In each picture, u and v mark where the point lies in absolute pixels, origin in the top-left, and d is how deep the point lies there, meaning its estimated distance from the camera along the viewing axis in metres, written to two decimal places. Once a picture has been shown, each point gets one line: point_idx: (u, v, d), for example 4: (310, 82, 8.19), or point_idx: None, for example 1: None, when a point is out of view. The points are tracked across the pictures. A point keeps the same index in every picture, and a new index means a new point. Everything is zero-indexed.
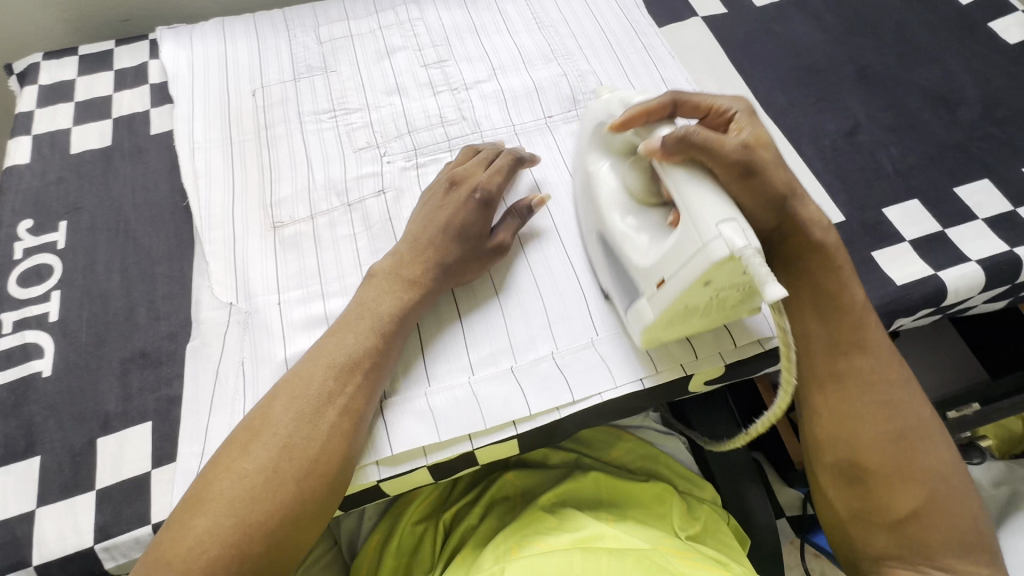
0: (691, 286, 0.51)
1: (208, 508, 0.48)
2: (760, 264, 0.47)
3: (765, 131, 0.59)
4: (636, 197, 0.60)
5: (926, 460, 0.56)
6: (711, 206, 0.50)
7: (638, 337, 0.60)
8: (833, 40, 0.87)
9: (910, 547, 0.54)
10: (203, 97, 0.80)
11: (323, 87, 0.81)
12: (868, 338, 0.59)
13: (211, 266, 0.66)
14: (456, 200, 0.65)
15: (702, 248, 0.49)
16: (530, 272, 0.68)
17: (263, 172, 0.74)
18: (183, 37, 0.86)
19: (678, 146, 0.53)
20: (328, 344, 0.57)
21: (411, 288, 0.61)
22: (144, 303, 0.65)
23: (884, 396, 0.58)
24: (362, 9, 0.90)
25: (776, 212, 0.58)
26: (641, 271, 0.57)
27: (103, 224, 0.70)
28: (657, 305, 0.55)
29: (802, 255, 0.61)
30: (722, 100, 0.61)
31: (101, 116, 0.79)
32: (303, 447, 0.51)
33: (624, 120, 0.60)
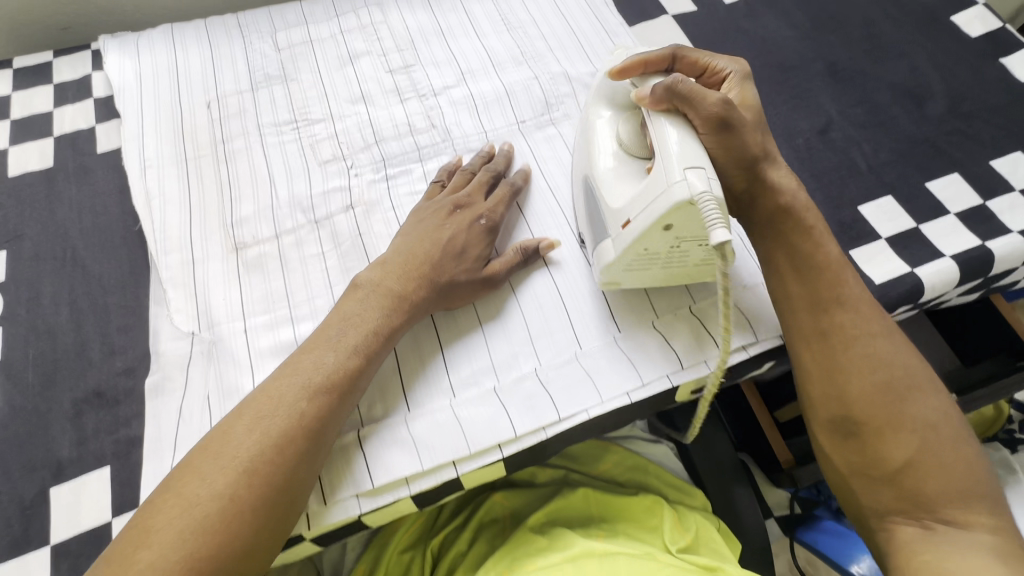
0: (650, 228, 0.54)
1: (152, 540, 0.44)
2: (715, 210, 0.49)
3: (752, 96, 0.64)
4: (625, 147, 0.62)
5: (915, 410, 0.54)
6: (682, 154, 0.53)
7: (598, 280, 0.62)
8: (802, 36, 0.87)
9: (910, 500, 0.53)
10: (153, 111, 0.75)
11: (282, 97, 0.77)
12: (846, 295, 0.58)
13: (168, 294, 0.62)
14: (461, 222, 0.64)
15: (666, 190, 0.51)
16: (509, 286, 0.66)
17: (222, 190, 0.70)
18: (128, 46, 0.81)
19: (665, 94, 0.56)
20: (306, 361, 0.54)
21: (393, 306, 0.58)
22: (97, 337, 0.60)
23: (869, 348, 0.56)
24: (321, 13, 0.86)
25: (746, 170, 0.59)
26: (611, 212, 0.59)
27: (47, 253, 0.65)
28: (620, 245, 0.57)
29: (780, 219, 0.61)
30: (721, 62, 0.67)
31: (41, 134, 0.74)
32: (265, 473, 0.48)
33: (620, 67, 0.63)
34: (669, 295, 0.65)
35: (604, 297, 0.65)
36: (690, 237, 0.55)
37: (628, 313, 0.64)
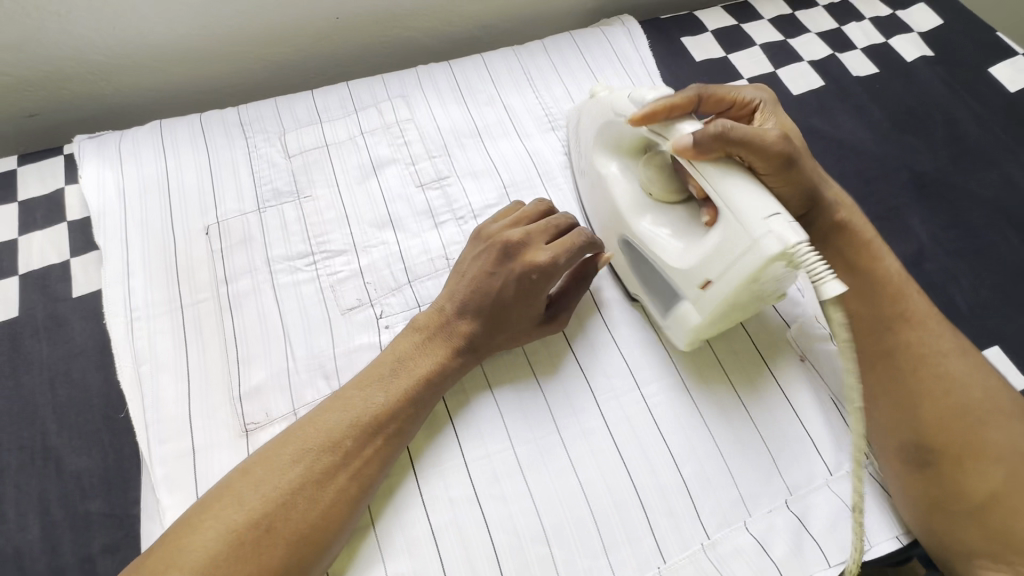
0: (741, 285, 0.50)
1: (182, 562, 0.43)
2: (816, 260, 0.46)
3: (788, 123, 0.63)
4: (654, 194, 0.59)
5: (999, 438, 0.52)
6: (754, 204, 0.48)
7: (677, 343, 0.59)
8: (882, 139, 0.78)
9: (1000, 542, 0.50)
10: (142, 240, 0.63)
11: (295, 220, 0.66)
12: (911, 310, 0.58)
13: (163, 500, 0.51)
14: (511, 275, 0.57)
15: (753, 245, 0.48)
16: (574, 473, 0.55)
17: (227, 349, 0.58)
18: (109, 152, 0.68)
19: (715, 142, 0.51)
20: (357, 396, 0.53)
21: (449, 356, 0.56)
22: (75, 560, 0.49)
23: (942, 368, 0.55)
24: (337, 107, 0.74)
25: (802, 200, 0.58)
26: (680, 274, 0.55)
27: (12, 441, 0.53)
28: (705, 307, 0.53)
29: (838, 232, 0.60)
30: (745, 92, 0.63)
31: (4, 274, 0.61)
32: (304, 507, 0.47)
33: (645, 113, 0.55)
34: (758, 477, 0.56)
35: (687, 487, 0.55)
36: (775, 287, 0.52)
37: (716, 510, 0.54)
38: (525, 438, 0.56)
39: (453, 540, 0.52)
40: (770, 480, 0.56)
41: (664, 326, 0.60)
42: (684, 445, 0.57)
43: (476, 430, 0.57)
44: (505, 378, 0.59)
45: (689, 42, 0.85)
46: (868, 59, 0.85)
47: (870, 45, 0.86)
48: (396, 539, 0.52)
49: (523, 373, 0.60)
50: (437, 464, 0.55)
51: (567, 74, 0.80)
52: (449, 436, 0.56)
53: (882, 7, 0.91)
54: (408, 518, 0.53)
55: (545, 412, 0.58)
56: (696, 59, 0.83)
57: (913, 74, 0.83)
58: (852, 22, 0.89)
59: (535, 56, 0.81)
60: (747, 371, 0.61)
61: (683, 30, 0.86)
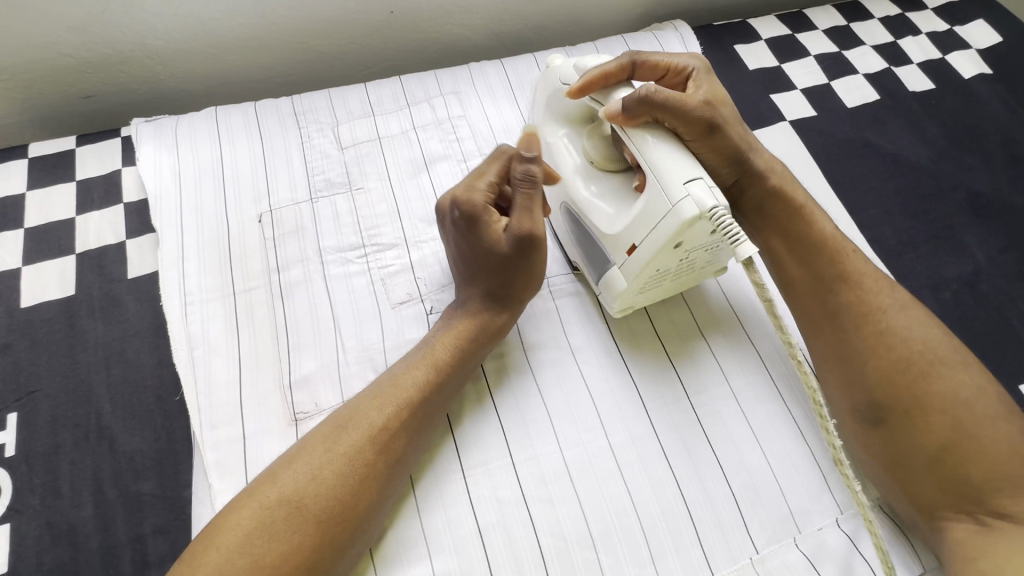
0: (660, 249, 0.51)
1: (221, 541, 0.43)
2: (732, 222, 0.47)
3: (721, 88, 0.61)
4: (594, 162, 0.60)
5: (942, 387, 0.51)
6: (675, 170, 0.49)
7: (613, 308, 0.59)
8: (938, 156, 0.76)
9: (956, 493, 0.49)
10: (196, 224, 0.64)
11: (347, 212, 0.66)
12: (848, 271, 0.58)
13: (214, 485, 0.51)
14: (449, 230, 0.59)
15: (671, 210, 0.48)
16: (621, 478, 0.55)
17: (278, 337, 0.58)
18: (166, 135, 0.69)
19: (642, 107, 0.53)
20: (387, 378, 0.54)
21: (467, 325, 0.57)
22: (128, 540, 0.49)
23: (881, 326, 0.55)
24: (390, 100, 0.74)
25: (733, 165, 0.60)
26: (611, 239, 0.56)
27: (67, 418, 0.54)
28: (630, 271, 0.54)
29: (773, 199, 0.61)
30: (680, 58, 0.62)
31: (62, 252, 0.62)
32: (335, 484, 0.47)
33: (580, 82, 0.57)
34: (808, 494, 0.55)
35: (736, 500, 0.54)
36: (699, 249, 0.53)
37: (766, 525, 0.53)
38: (573, 441, 0.56)
39: (500, 540, 0.52)
40: (820, 497, 0.55)
41: (598, 290, 0.60)
42: (734, 457, 0.56)
43: (525, 430, 0.56)
44: (553, 379, 0.59)
45: (742, 50, 0.84)
46: (924, 74, 0.84)
47: (927, 60, 0.85)
48: (443, 536, 0.51)
49: (570, 375, 0.60)
50: (484, 463, 0.55)
51: None
52: (497, 435, 0.56)
53: (939, 22, 0.90)
54: (456, 516, 0.52)
55: (593, 416, 0.57)
56: (750, 68, 0.83)
57: (971, 92, 0.82)
58: (909, 37, 0.88)
59: (587, 57, 0.81)
60: (798, 385, 0.61)
61: (736, 38, 0.86)
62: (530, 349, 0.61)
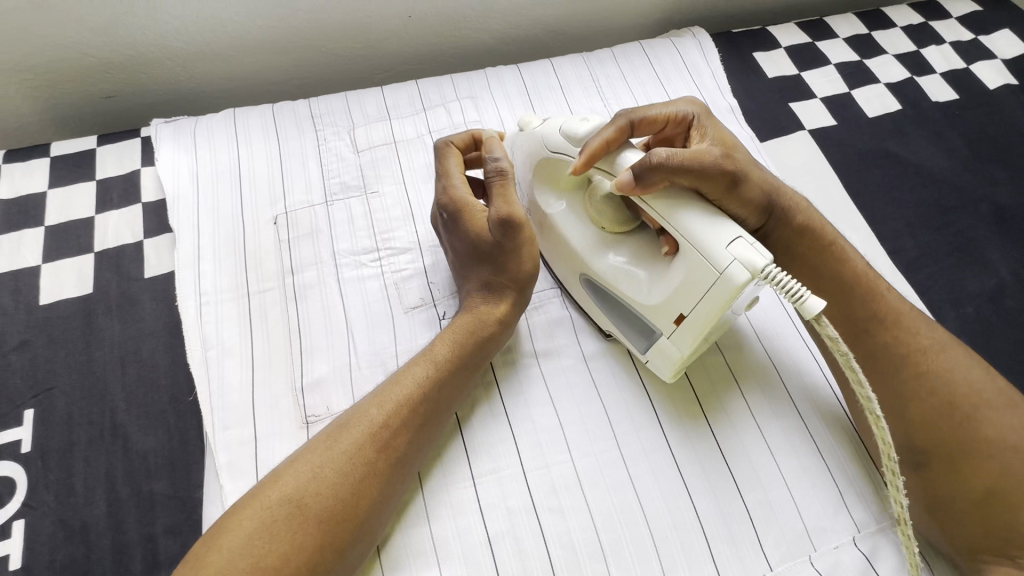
0: (716, 316, 0.50)
1: (224, 542, 0.43)
2: (788, 277, 0.47)
3: (727, 133, 0.60)
4: (606, 228, 0.59)
5: (987, 431, 0.50)
6: (716, 233, 0.49)
7: (664, 376, 0.57)
8: (961, 167, 0.75)
9: (1003, 537, 0.48)
10: (213, 225, 0.64)
11: (362, 215, 0.66)
12: (889, 309, 0.56)
13: (225, 486, 0.51)
14: (440, 233, 0.61)
15: (721, 277, 0.48)
16: (633, 490, 0.54)
17: (292, 340, 0.58)
18: (184, 136, 0.69)
19: (655, 174, 0.51)
20: (388, 379, 0.53)
21: (468, 319, 0.57)
22: (139, 539, 0.49)
23: (924, 368, 0.53)
24: (406, 104, 0.74)
25: (758, 212, 0.58)
26: (651, 308, 0.54)
27: (82, 415, 0.54)
28: (684, 342, 0.53)
29: (800, 242, 0.59)
30: (677, 107, 0.61)
31: (80, 250, 0.63)
32: (335, 485, 0.46)
33: (585, 159, 0.55)
34: (824, 510, 0.54)
35: (750, 515, 0.53)
36: (741, 308, 0.52)
37: (780, 541, 0.52)
38: (585, 451, 0.55)
39: (510, 550, 0.51)
40: (836, 514, 0.54)
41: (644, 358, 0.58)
42: (748, 471, 0.55)
43: (536, 438, 0.56)
44: (565, 388, 0.59)
45: (761, 57, 0.84)
46: (947, 83, 0.82)
47: (950, 70, 0.84)
48: (452, 544, 0.51)
49: (582, 383, 0.59)
50: (495, 470, 0.54)
51: (639, 86, 0.79)
52: (508, 442, 0.56)
53: (963, 31, 0.88)
54: (465, 524, 0.52)
55: (605, 427, 0.57)
56: (768, 75, 0.82)
57: (995, 102, 0.80)
58: (932, 46, 0.86)
59: (604, 63, 0.81)
60: (813, 396, 0.60)
61: (755, 45, 0.85)
62: (543, 357, 0.61)
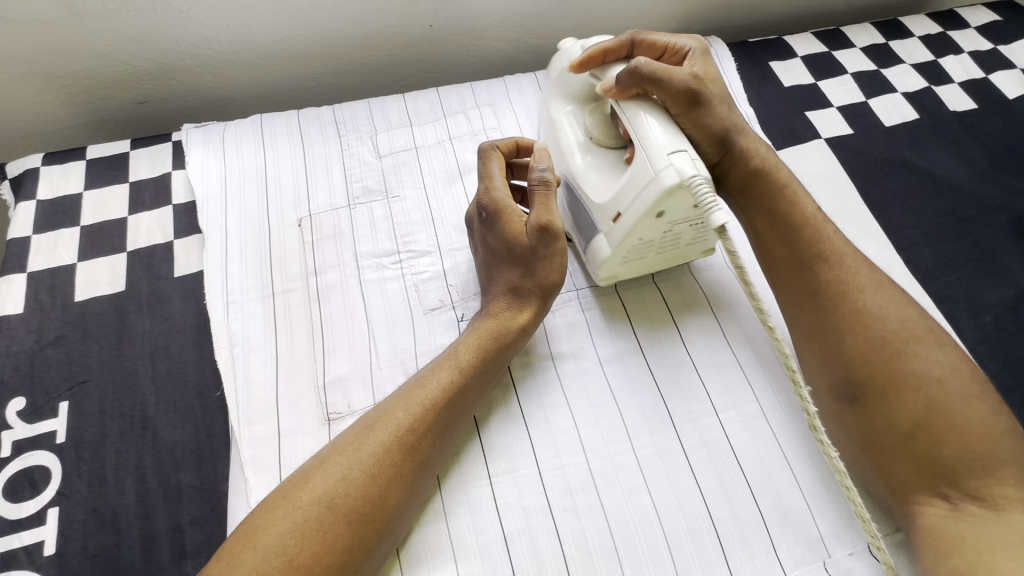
0: (643, 217, 0.54)
1: (258, 540, 0.44)
2: (709, 191, 0.50)
3: (715, 69, 0.64)
4: (593, 138, 0.62)
5: (917, 365, 0.52)
6: (663, 142, 0.53)
7: (596, 275, 0.62)
8: (979, 177, 0.75)
9: (934, 474, 0.50)
10: (240, 225, 0.66)
11: (383, 218, 0.67)
12: (832, 250, 0.59)
13: (250, 480, 0.52)
14: (473, 231, 0.62)
15: (655, 177, 0.52)
16: (647, 491, 0.55)
17: (314, 339, 0.60)
18: (213, 141, 0.72)
19: (632, 80, 0.57)
20: (413, 382, 0.55)
21: (493, 324, 0.58)
22: (167, 529, 0.51)
23: (860, 304, 0.56)
24: (427, 111, 0.76)
25: (716, 145, 0.61)
26: (598, 208, 0.59)
27: (114, 408, 0.56)
28: (615, 239, 0.57)
29: (755, 181, 0.62)
30: (677, 40, 0.65)
31: (114, 250, 0.65)
32: (364, 487, 0.48)
33: (583, 58, 0.62)
34: (840, 518, 0.54)
35: (764, 520, 0.54)
36: (676, 224, 0.56)
37: (794, 547, 0.53)
38: (600, 453, 0.56)
39: (525, 548, 0.52)
40: (852, 523, 0.54)
41: (584, 257, 0.63)
42: (763, 477, 0.56)
43: (551, 439, 0.57)
44: (580, 390, 0.60)
45: (777, 67, 0.84)
46: (966, 93, 0.82)
47: (969, 79, 0.84)
48: (469, 541, 0.52)
49: (598, 385, 0.60)
50: (512, 470, 0.55)
51: None
52: (525, 443, 0.57)
53: (982, 41, 0.88)
54: (482, 522, 0.53)
55: (619, 428, 0.57)
56: (785, 85, 0.82)
57: (1015, 112, 0.80)
58: (950, 55, 0.86)
59: None
60: None
61: (771, 55, 0.85)
62: (560, 359, 0.61)
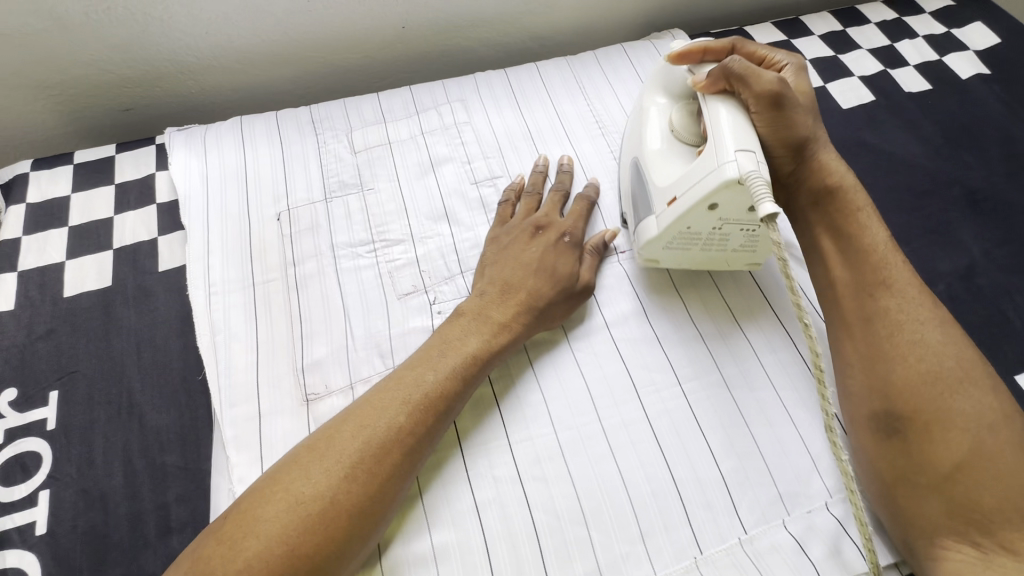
0: (695, 205, 0.56)
1: (258, 530, 0.45)
2: (763, 187, 0.52)
3: (806, 87, 0.66)
4: (674, 131, 0.64)
5: (967, 406, 0.52)
6: (733, 138, 0.56)
7: (639, 256, 0.64)
8: (934, 154, 0.77)
9: (964, 517, 0.49)
10: (221, 222, 0.69)
11: (358, 210, 0.70)
12: (892, 277, 0.58)
13: (232, 458, 0.55)
14: (546, 242, 0.65)
15: (717, 168, 0.55)
16: (613, 460, 0.57)
17: (293, 325, 0.62)
18: (195, 143, 0.75)
19: (722, 74, 0.60)
20: (410, 374, 0.55)
21: (503, 332, 0.59)
22: (153, 507, 0.54)
23: (917, 336, 0.55)
24: (401, 109, 0.79)
25: (793, 155, 0.62)
26: (658, 190, 0.61)
27: (102, 396, 0.59)
28: (664, 221, 0.59)
29: (827, 201, 0.63)
30: (777, 57, 0.68)
31: (100, 248, 0.68)
32: (364, 481, 0.49)
33: (682, 51, 0.66)
34: (799, 480, 0.56)
35: (726, 483, 0.56)
36: (726, 219, 0.58)
37: (755, 507, 0.55)
38: (567, 424, 0.59)
39: (496, 515, 0.54)
40: (809, 481, 0.56)
41: (633, 242, 0.66)
42: (723, 442, 0.58)
43: (521, 412, 0.59)
44: (550, 365, 0.62)
45: None
46: (920, 75, 0.85)
47: (923, 62, 0.87)
48: (442, 510, 0.54)
49: (566, 361, 0.62)
50: (483, 443, 0.58)
51: (621, 88, 0.83)
52: (495, 417, 0.59)
53: (936, 25, 0.91)
54: (456, 492, 0.55)
55: (586, 400, 0.60)
56: None
57: (968, 91, 0.83)
58: (905, 39, 0.90)
59: (587, 66, 0.86)
60: (790, 373, 0.62)
61: None
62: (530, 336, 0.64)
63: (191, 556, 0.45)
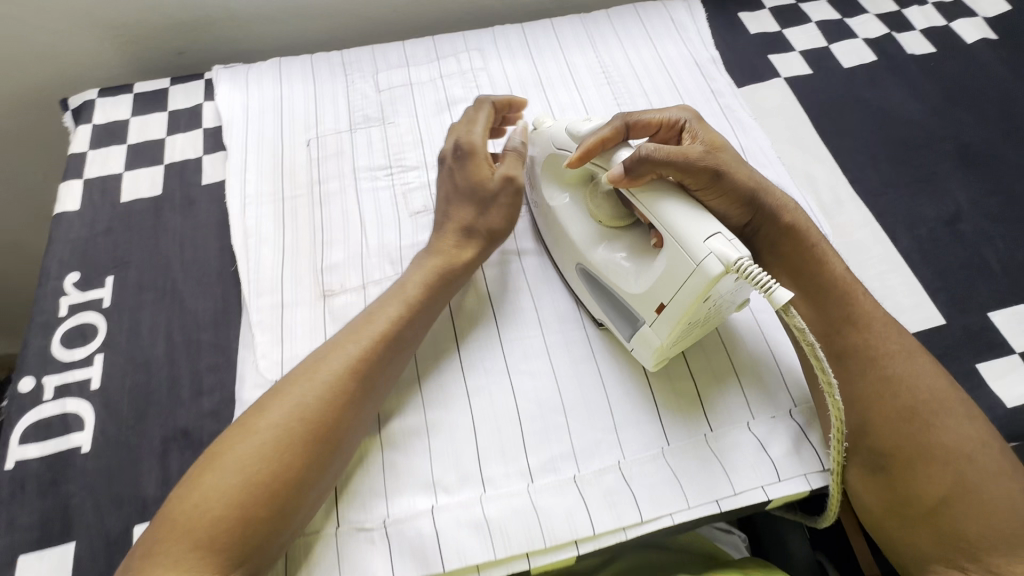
0: (693, 304, 0.53)
1: (222, 460, 0.48)
2: (760, 269, 0.49)
3: (716, 134, 0.63)
4: (602, 222, 0.63)
5: (944, 437, 0.52)
6: (696, 228, 0.52)
7: (647, 364, 0.60)
8: (930, 111, 0.80)
9: (952, 545, 0.50)
10: (257, 144, 0.77)
11: (379, 140, 0.77)
12: (860, 313, 0.59)
13: (257, 337, 0.63)
14: (445, 171, 0.69)
15: (698, 267, 0.51)
16: (594, 362, 0.63)
17: (315, 233, 0.70)
18: (239, 78, 0.83)
19: (643, 167, 0.56)
20: (362, 320, 0.59)
21: (446, 258, 0.64)
22: (188, 374, 0.62)
23: (891, 373, 0.55)
24: (423, 55, 0.86)
25: (745, 207, 0.61)
26: (636, 299, 0.58)
27: (149, 283, 0.67)
28: (663, 329, 0.56)
29: (787, 246, 0.62)
30: (669, 114, 0.64)
31: (154, 163, 0.77)
32: (316, 412, 0.52)
33: (582, 152, 0.60)
34: (766, 392, 0.61)
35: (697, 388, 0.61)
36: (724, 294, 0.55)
37: (722, 410, 0.60)
38: (554, 330, 0.65)
39: (483, 402, 0.60)
40: (776, 393, 0.61)
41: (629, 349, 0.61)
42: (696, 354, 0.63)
43: (514, 319, 0.66)
44: (543, 281, 0.69)
45: (745, 17, 0.91)
46: (926, 39, 0.88)
47: (930, 27, 0.89)
48: (436, 393, 0.61)
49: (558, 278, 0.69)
50: (478, 340, 0.64)
51: (629, 45, 0.88)
52: (490, 319, 0.66)
53: None
54: (449, 379, 0.62)
55: (574, 311, 0.66)
56: (751, 32, 0.90)
57: (972, 55, 0.85)
58: (914, 6, 0.92)
59: (599, 23, 0.91)
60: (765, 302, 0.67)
61: (741, 7, 0.93)
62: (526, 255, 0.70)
63: (161, 508, 0.48)
